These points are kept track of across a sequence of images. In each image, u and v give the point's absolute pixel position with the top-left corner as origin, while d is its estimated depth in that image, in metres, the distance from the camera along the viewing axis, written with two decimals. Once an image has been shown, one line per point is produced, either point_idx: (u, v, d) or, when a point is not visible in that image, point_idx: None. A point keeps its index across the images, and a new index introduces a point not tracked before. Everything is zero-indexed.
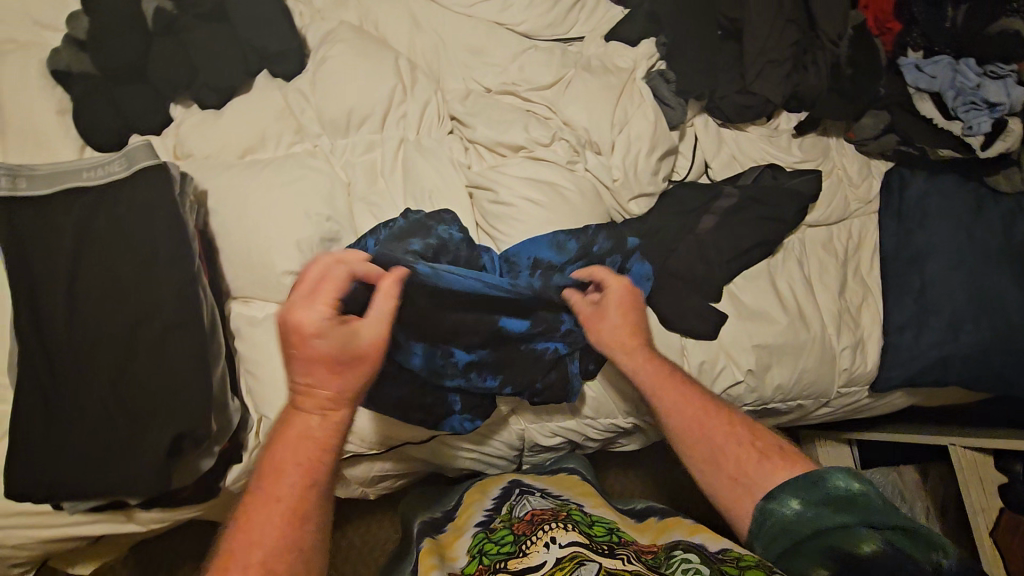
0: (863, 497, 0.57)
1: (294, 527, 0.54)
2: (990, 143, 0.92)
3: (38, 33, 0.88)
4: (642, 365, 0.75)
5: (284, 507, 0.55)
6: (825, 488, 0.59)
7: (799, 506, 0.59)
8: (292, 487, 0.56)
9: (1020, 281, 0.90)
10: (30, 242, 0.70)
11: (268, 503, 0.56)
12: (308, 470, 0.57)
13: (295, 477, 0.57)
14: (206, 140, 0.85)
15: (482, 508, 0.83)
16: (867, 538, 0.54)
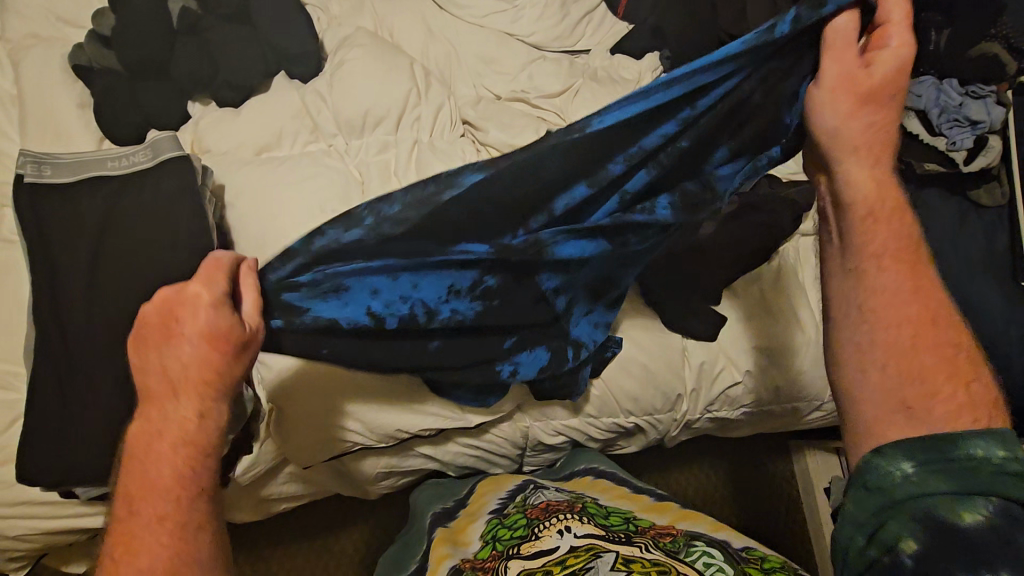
0: (1001, 471, 0.46)
1: (179, 510, 0.48)
2: (972, 159, 0.98)
3: (61, 29, 0.90)
4: (865, 178, 0.56)
5: (160, 496, 0.48)
6: (953, 454, 0.47)
7: (911, 472, 0.47)
8: (167, 465, 0.49)
9: (1000, 289, 0.95)
10: (55, 228, 0.72)
11: (148, 474, 0.49)
12: (176, 452, 0.49)
13: (168, 458, 0.49)
14: (224, 137, 0.87)
15: (494, 498, 0.86)
16: (975, 508, 0.44)
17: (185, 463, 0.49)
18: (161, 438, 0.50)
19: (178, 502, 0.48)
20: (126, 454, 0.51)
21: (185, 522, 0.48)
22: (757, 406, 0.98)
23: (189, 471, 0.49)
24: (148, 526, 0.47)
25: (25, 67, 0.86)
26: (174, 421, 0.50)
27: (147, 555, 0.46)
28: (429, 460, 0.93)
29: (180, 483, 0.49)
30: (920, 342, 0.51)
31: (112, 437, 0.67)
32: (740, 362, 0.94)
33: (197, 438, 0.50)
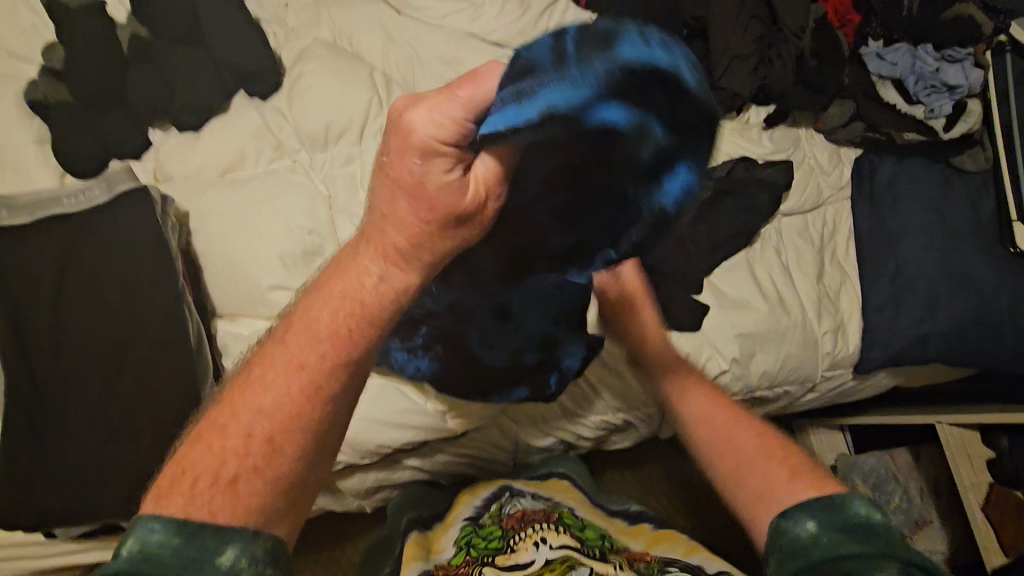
0: (892, 532, 0.47)
1: (288, 436, 0.40)
2: (952, 125, 0.95)
3: (12, 65, 0.89)
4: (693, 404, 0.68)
5: (235, 429, 0.40)
6: (846, 517, 0.49)
7: (817, 534, 0.49)
8: (291, 376, 0.41)
9: (989, 256, 0.93)
10: (14, 269, 0.70)
11: (253, 390, 0.41)
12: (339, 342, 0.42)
13: (290, 356, 0.42)
14: (186, 161, 0.86)
15: (471, 505, 0.83)
16: (878, 570, 0.44)
17: (307, 380, 0.41)
18: (275, 355, 0.42)
19: (288, 439, 0.40)
20: (229, 390, 0.43)
21: (250, 455, 0.39)
22: (748, 393, 0.94)
23: (308, 381, 0.41)
24: (205, 448, 0.40)
25: None
26: (313, 341, 0.42)
27: (253, 494, 0.39)
28: (418, 471, 0.92)
29: (274, 411, 0.40)
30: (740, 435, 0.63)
31: (90, 476, 0.67)
32: (726, 350, 0.89)
33: (341, 350, 0.42)
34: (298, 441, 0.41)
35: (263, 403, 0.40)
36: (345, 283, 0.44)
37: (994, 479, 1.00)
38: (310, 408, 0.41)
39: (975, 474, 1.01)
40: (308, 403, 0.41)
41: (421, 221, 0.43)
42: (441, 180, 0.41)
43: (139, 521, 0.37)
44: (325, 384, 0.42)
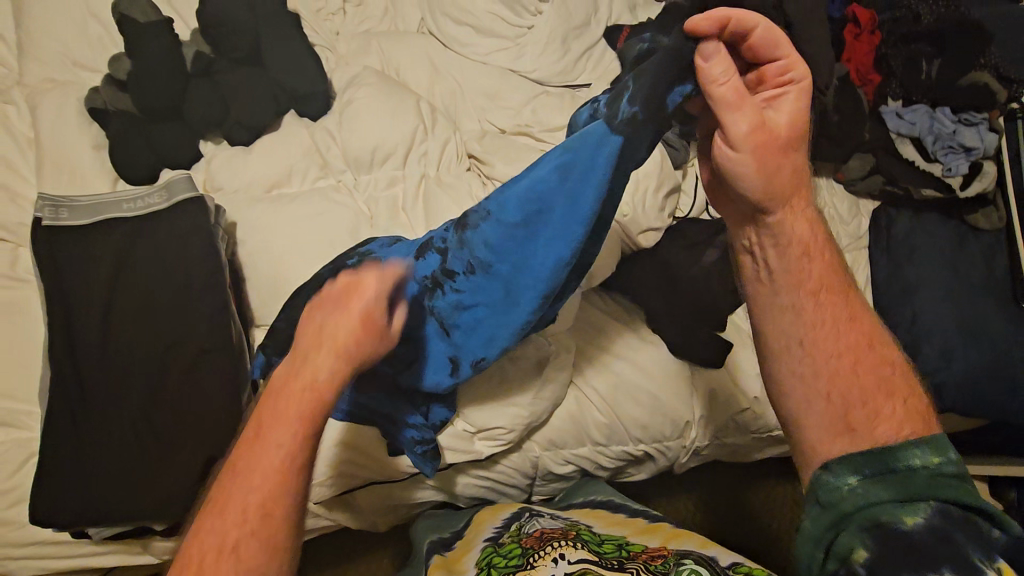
0: (937, 475, 0.52)
1: (275, 532, 0.49)
2: (969, 183, 0.99)
3: (76, 73, 0.93)
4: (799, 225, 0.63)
5: (234, 513, 0.49)
6: (893, 464, 0.53)
7: (855, 484, 0.54)
8: (253, 483, 0.50)
9: (1001, 311, 0.96)
10: (70, 268, 0.73)
11: (231, 498, 0.50)
12: (296, 448, 0.52)
13: (258, 481, 0.50)
14: (235, 174, 0.89)
15: (492, 525, 0.85)
16: (916, 512, 0.50)
17: (279, 485, 0.50)
18: (274, 419, 0.53)
19: (264, 535, 0.49)
20: (231, 462, 0.53)
21: (252, 536, 0.48)
22: (764, 432, 0.98)
23: (279, 470, 0.51)
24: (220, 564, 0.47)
25: (42, 111, 0.88)
26: (263, 456, 0.51)
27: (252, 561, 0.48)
28: (438, 492, 0.93)
29: (246, 520, 0.49)
30: (847, 327, 0.61)
31: (125, 475, 0.68)
32: (748, 388, 0.95)
33: (299, 450, 0.52)
34: (284, 527, 0.50)
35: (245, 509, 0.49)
36: (303, 370, 0.57)
37: None
38: (276, 517, 0.50)
39: None
40: (270, 531, 0.49)
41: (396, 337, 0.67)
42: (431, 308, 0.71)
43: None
44: (289, 496, 0.50)
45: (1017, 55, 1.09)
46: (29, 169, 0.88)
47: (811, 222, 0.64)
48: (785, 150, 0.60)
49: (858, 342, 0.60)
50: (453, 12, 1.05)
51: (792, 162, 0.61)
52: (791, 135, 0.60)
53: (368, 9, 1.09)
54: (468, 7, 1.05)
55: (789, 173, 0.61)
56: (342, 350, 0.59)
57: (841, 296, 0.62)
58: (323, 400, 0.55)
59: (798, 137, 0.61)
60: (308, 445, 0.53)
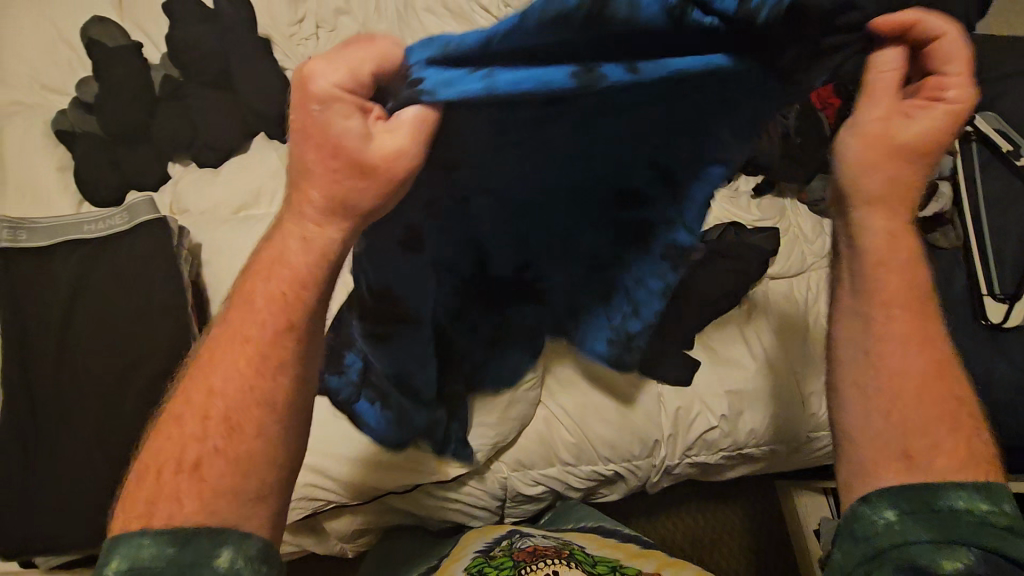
0: (982, 521, 0.46)
1: (259, 398, 0.45)
2: (927, 203, 1.01)
3: (43, 96, 0.93)
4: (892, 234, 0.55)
5: (221, 390, 0.45)
6: (938, 504, 0.47)
7: (893, 521, 0.48)
8: (242, 344, 0.45)
9: (964, 329, 0.97)
10: (28, 292, 0.72)
11: (219, 362, 0.46)
12: (286, 301, 0.46)
13: (239, 342, 0.46)
14: (201, 196, 0.89)
15: (481, 539, 0.83)
16: (957, 557, 0.45)
17: (254, 358, 0.45)
18: (272, 266, 0.46)
19: (257, 377, 0.45)
20: (225, 307, 0.49)
21: (208, 441, 0.43)
22: (733, 449, 0.98)
23: (266, 338, 0.46)
24: (177, 433, 0.44)
25: (8, 135, 0.88)
26: (255, 319, 0.46)
27: (216, 478, 0.43)
28: (407, 514, 0.92)
29: (240, 393, 0.45)
30: (911, 318, 0.53)
31: (77, 504, 0.67)
32: (715, 406, 0.95)
33: (291, 316, 0.46)
34: (268, 408, 0.45)
35: (213, 390, 0.45)
36: (306, 230, 0.46)
37: None
38: (273, 384, 0.45)
39: None
40: (260, 378, 0.45)
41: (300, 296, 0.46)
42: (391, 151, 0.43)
43: (118, 536, 0.41)
44: (289, 359, 0.46)
45: None
46: None
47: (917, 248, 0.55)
48: (894, 205, 0.54)
49: (937, 364, 0.53)
50: (422, 38, 1.06)
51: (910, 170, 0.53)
52: (895, 152, 0.52)
53: (340, 34, 1.11)
54: (436, 32, 1.06)
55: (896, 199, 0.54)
56: (385, 190, 0.44)
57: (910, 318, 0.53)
58: (331, 250, 0.46)
59: (926, 156, 0.52)
60: (283, 355, 0.46)
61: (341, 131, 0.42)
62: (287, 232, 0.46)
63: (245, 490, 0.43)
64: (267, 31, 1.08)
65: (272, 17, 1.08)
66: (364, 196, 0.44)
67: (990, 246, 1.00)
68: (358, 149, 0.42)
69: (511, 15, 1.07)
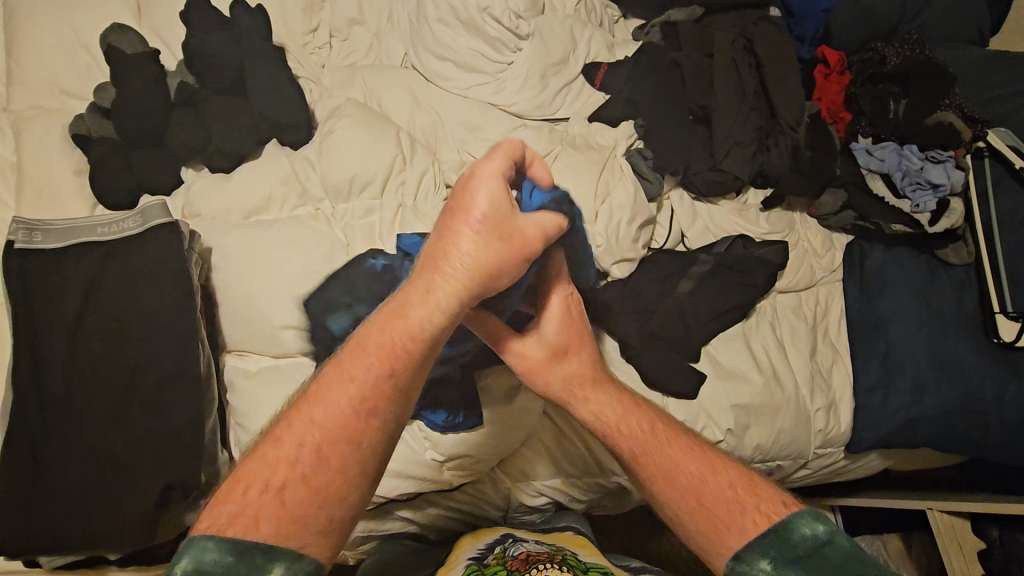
0: (829, 543, 0.55)
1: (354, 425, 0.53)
2: (937, 219, 1.01)
3: (62, 101, 0.95)
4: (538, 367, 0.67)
5: (344, 412, 0.53)
6: (791, 539, 0.56)
7: (767, 569, 0.56)
8: (369, 369, 0.54)
9: (976, 346, 0.96)
10: (39, 293, 0.73)
11: (331, 385, 0.54)
12: (410, 344, 0.55)
13: (363, 375, 0.54)
14: (212, 201, 0.90)
15: (474, 547, 0.84)
16: None
17: (358, 399, 0.54)
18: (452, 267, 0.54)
19: (357, 413, 0.53)
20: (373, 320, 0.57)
21: (298, 469, 0.52)
22: None
23: (366, 382, 0.54)
24: (269, 468, 0.52)
25: (26, 138, 0.90)
26: (361, 363, 0.55)
27: (296, 504, 0.51)
28: (408, 523, 0.91)
29: (337, 422, 0.53)
30: (663, 431, 0.67)
31: (84, 503, 0.68)
32: (721, 420, 0.91)
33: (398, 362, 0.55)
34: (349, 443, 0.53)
35: (315, 421, 0.53)
36: (435, 303, 0.54)
37: None
38: (374, 415, 0.54)
39: (967, 567, 1.01)
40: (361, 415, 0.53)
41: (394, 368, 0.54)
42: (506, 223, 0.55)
43: (193, 539, 0.48)
44: (390, 396, 0.54)
45: (981, 97, 1.13)
46: (9, 193, 0.90)
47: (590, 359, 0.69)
48: (590, 382, 0.68)
49: (710, 461, 0.65)
50: (435, 49, 1.06)
51: (580, 365, 0.68)
52: (565, 344, 0.67)
53: (353, 44, 1.12)
54: (448, 43, 1.06)
55: (591, 372, 0.69)
56: (518, 257, 0.56)
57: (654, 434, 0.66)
58: (471, 287, 0.55)
59: (562, 356, 0.67)
60: (383, 391, 0.54)
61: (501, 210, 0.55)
62: (433, 279, 0.55)
63: (317, 519, 0.51)
64: (280, 38, 1.08)
65: (286, 25, 1.09)
66: (508, 265, 0.55)
67: (1003, 264, 0.99)
68: (497, 213, 0.55)
69: (522, 26, 1.07)
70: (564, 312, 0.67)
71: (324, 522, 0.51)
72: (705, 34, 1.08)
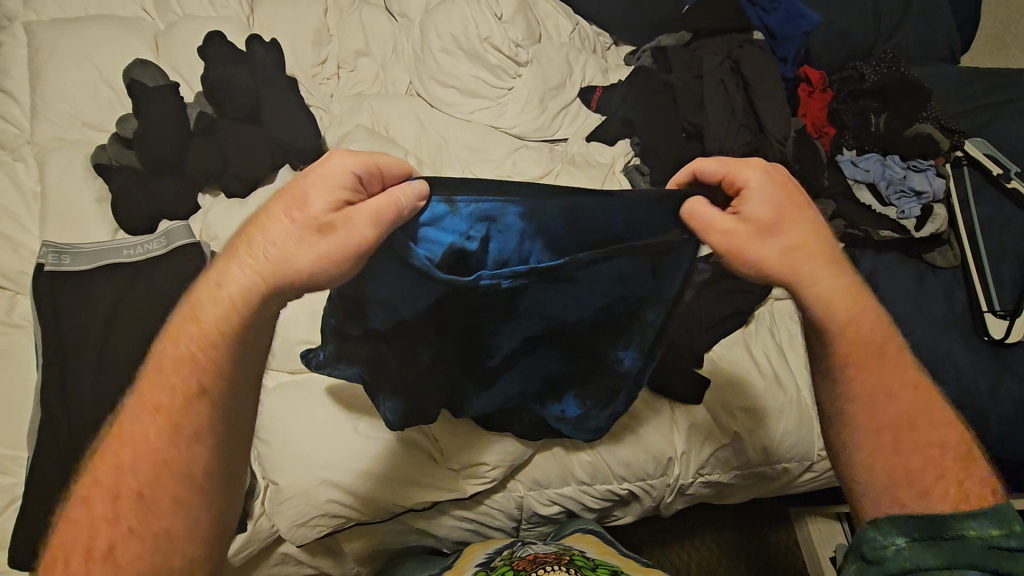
0: (993, 543, 0.51)
1: (154, 439, 0.53)
2: (923, 224, 1.04)
3: (86, 134, 1.00)
4: (795, 226, 0.58)
5: (150, 443, 0.53)
6: (946, 530, 0.53)
7: (903, 545, 0.53)
8: (145, 429, 0.53)
9: (967, 344, 1.00)
10: (70, 313, 0.77)
11: (129, 444, 0.53)
12: (230, 315, 0.54)
13: (179, 381, 0.54)
14: (230, 225, 0.93)
15: (482, 552, 0.86)
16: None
17: (165, 420, 0.53)
18: (251, 254, 0.54)
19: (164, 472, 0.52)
20: (158, 353, 0.56)
21: (123, 517, 0.51)
22: (747, 469, 0.99)
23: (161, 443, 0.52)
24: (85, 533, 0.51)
25: (50, 168, 0.94)
26: (165, 384, 0.54)
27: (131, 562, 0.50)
28: (423, 535, 0.93)
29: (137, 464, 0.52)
30: (892, 354, 0.61)
31: None
32: (726, 423, 0.96)
33: (210, 349, 0.54)
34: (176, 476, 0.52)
35: (123, 464, 0.52)
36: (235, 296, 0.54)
37: None
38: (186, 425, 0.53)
39: None
40: (177, 440, 0.53)
41: (189, 406, 0.53)
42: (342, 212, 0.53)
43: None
44: (211, 394, 0.54)
45: (959, 109, 1.19)
46: (32, 221, 0.93)
47: (815, 228, 0.60)
48: (818, 253, 0.59)
49: (918, 408, 0.61)
50: (439, 77, 1.12)
51: (799, 225, 0.58)
52: (790, 202, 0.59)
53: (360, 74, 1.18)
54: (451, 71, 1.11)
55: (817, 243, 0.59)
56: (344, 252, 0.52)
57: (883, 359, 0.61)
58: (265, 274, 0.54)
59: (795, 214, 0.59)
60: (186, 420, 0.53)
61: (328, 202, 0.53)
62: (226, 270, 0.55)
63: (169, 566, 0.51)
64: (292, 71, 1.13)
65: (296, 58, 1.14)
66: (331, 256, 0.52)
67: (988, 265, 1.03)
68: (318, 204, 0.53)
69: (521, 54, 1.13)
70: (767, 176, 0.58)
71: (183, 562, 0.51)
72: (693, 56, 1.14)
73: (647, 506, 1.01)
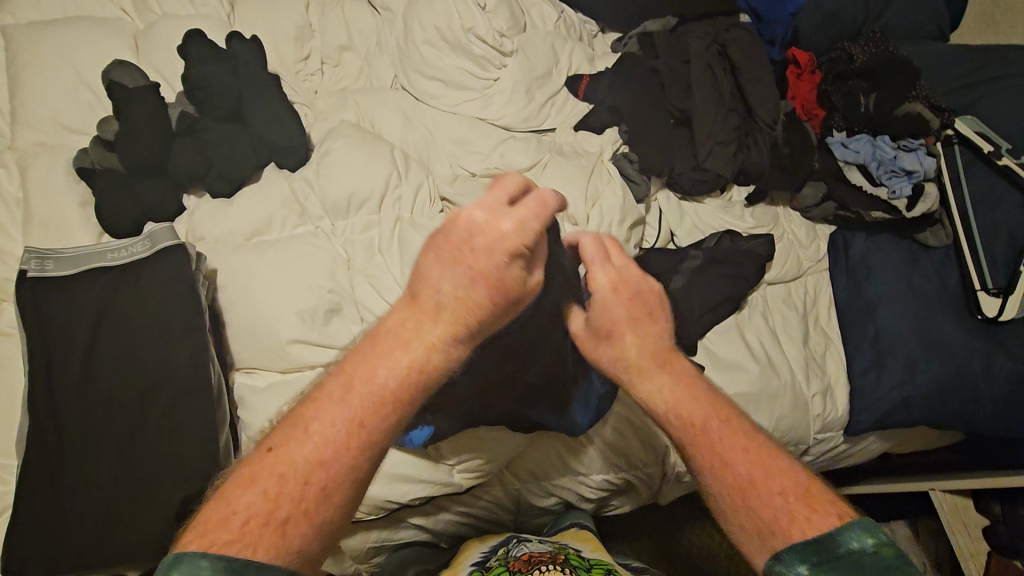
0: (878, 556, 0.48)
1: (350, 437, 0.52)
2: (914, 205, 1.04)
3: (67, 137, 0.99)
4: (628, 346, 0.65)
5: (291, 475, 0.49)
6: (837, 551, 0.49)
7: (804, 575, 0.49)
8: (307, 452, 0.50)
9: (961, 323, 0.99)
10: (55, 319, 0.76)
11: (287, 464, 0.50)
12: (406, 375, 0.55)
13: (352, 409, 0.53)
14: (216, 225, 0.92)
15: (477, 551, 0.86)
16: None
17: (347, 430, 0.52)
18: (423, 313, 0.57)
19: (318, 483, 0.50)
20: (338, 377, 0.55)
21: (275, 524, 0.47)
22: None
23: (304, 469, 0.50)
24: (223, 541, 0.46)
25: (32, 173, 0.93)
26: (338, 409, 0.52)
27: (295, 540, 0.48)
28: (419, 531, 0.92)
29: (281, 482, 0.49)
30: (716, 427, 0.60)
31: (103, 523, 0.69)
32: None
33: (402, 389, 0.55)
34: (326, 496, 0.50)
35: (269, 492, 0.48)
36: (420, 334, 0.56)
37: (991, 549, 1.06)
38: (358, 447, 0.52)
39: (973, 544, 1.07)
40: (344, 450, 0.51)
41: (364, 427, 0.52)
42: (509, 273, 0.57)
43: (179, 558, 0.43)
44: (375, 429, 0.53)
45: (948, 87, 1.18)
46: (16, 227, 0.92)
47: (640, 327, 0.65)
48: (646, 362, 0.64)
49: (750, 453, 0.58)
50: (423, 70, 1.11)
51: (636, 337, 0.64)
52: (618, 308, 0.64)
53: (344, 69, 1.16)
54: (436, 63, 1.10)
55: (642, 356, 0.64)
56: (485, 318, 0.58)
57: (705, 433, 0.59)
58: (461, 326, 0.57)
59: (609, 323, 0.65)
60: (357, 441, 0.52)
61: (484, 266, 0.56)
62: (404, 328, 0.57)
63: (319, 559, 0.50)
64: (275, 67, 1.12)
65: (279, 55, 1.13)
66: (485, 316, 0.58)
67: (980, 243, 1.03)
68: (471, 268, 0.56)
69: (506, 44, 1.12)
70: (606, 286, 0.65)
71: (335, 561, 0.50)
72: (680, 42, 1.12)
73: (645, 495, 1.01)
